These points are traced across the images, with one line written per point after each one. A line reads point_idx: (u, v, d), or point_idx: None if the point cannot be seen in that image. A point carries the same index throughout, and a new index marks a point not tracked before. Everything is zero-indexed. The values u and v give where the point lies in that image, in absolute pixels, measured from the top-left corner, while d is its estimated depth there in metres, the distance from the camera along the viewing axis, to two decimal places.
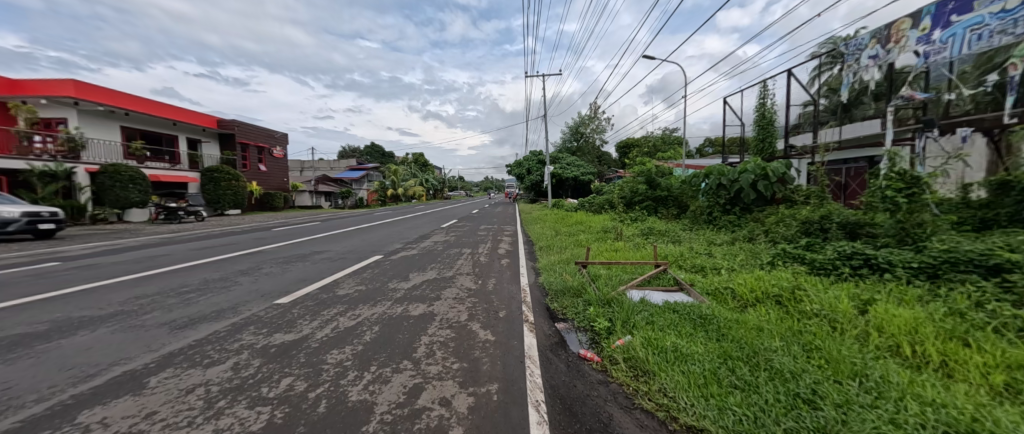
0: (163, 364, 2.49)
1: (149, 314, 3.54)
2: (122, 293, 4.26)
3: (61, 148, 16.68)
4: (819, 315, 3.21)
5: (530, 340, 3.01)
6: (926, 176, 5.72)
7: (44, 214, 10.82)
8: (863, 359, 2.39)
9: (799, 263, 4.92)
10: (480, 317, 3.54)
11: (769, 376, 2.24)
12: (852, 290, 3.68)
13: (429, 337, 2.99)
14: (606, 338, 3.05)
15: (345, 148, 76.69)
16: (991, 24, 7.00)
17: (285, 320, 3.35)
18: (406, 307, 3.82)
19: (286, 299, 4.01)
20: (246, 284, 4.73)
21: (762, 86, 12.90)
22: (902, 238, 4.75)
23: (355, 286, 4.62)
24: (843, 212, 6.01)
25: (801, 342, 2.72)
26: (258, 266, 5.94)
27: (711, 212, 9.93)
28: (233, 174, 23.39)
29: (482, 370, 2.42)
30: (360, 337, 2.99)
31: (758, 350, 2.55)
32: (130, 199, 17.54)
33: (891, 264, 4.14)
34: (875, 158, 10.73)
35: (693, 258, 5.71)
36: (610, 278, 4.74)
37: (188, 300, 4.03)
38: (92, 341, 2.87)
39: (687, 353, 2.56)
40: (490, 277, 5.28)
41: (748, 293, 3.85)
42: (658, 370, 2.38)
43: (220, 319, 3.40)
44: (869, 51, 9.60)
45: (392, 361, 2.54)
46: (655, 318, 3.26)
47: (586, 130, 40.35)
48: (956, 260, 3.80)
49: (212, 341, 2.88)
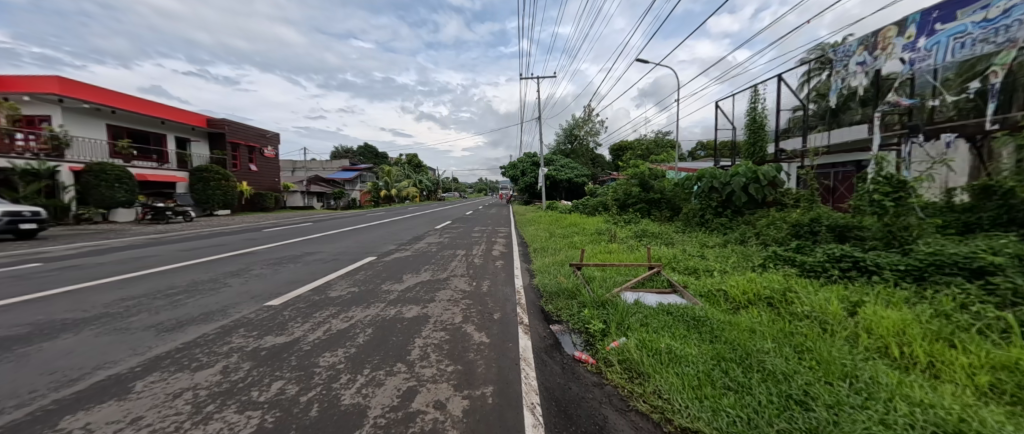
0: (150, 367, 2.43)
1: (136, 316, 3.46)
2: (108, 295, 4.16)
3: (45, 146, 16.27)
4: (810, 317, 3.24)
5: (526, 342, 2.99)
6: (913, 181, 5.82)
7: (25, 214, 10.54)
8: (853, 361, 2.44)
9: (790, 265, 4.96)
10: (474, 319, 3.51)
11: (761, 377, 2.27)
12: (842, 292, 3.73)
13: (423, 339, 2.96)
14: (600, 340, 3.04)
15: (338, 148, 76.12)
16: (975, 33, 7.31)
17: (276, 323, 3.29)
18: (400, 309, 3.78)
19: (278, 301, 3.95)
20: (235, 286, 4.63)
21: (753, 91, 13.17)
22: (889, 241, 4.80)
23: (348, 288, 4.56)
24: (832, 215, 6.05)
25: (793, 344, 2.76)
26: (250, 267, 5.87)
27: (703, 214, 10.06)
28: (222, 174, 23.01)
29: (477, 372, 2.41)
30: (353, 339, 2.95)
31: (752, 352, 2.58)
32: (116, 198, 17.14)
33: (879, 267, 4.22)
34: (864, 164, 10.96)
35: (686, 261, 5.74)
36: (604, 280, 4.74)
37: (176, 302, 3.95)
38: (73, 345, 2.77)
39: (681, 355, 2.56)
40: (486, 279, 5.29)
41: (740, 295, 3.88)
42: (652, 372, 2.37)
43: (210, 321, 3.33)
44: (858, 58, 10.08)
45: (386, 363, 2.51)
46: (649, 320, 3.26)
47: (581, 133, 40.83)
48: (942, 263, 3.89)
49: (201, 344, 2.81)
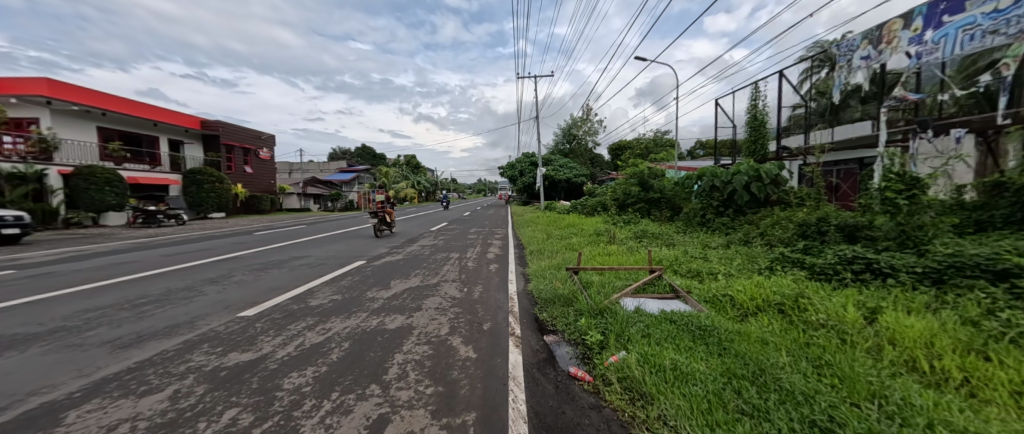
0: (90, 393, 2.16)
1: (94, 330, 3.19)
2: (71, 306, 3.88)
3: (32, 149, 15.96)
4: (826, 326, 2.95)
5: (516, 357, 2.73)
6: (927, 178, 5.61)
7: (7, 219, 10.26)
8: (879, 377, 2.19)
9: (799, 268, 4.70)
10: (462, 330, 3.25)
11: (779, 398, 2.02)
12: (857, 297, 3.47)
13: (404, 355, 2.70)
14: (599, 354, 2.77)
15: (336, 149, 75.80)
16: (984, 24, 6.95)
17: (246, 336, 3.03)
18: (382, 319, 3.51)
19: (253, 311, 3.68)
20: (211, 295, 4.34)
21: (753, 88, 12.95)
22: (902, 241, 4.54)
23: (331, 296, 4.29)
24: (842, 214, 5.76)
25: (810, 357, 2.50)
26: (232, 273, 5.61)
27: (704, 214, 9.83)
28: (217, 176, 22.76)
29: (460, 395, 2.14)
30: (327, 355, 2.69)
31: (766, 367, 2.33)
32: (107, 202, 16.83)
33: (894, 269, 3.97)
34: (867, 160, 10.81)
35: (688, 263, 5.49)
36: (603, 285, 4.47)
37: (143, 313, 3.68)
38: (15, 365, 2.51)
39: (688, 372, 2.31)
40: (477, 285, 5.00)
41: (748, 301, 3.61)
42: (656, 393, 2.11)
43: (173, 336, 3.06)
44: (861, 52, 9.72)
45: (358, 385, 2.25)
46: (651, 330, 3.00)
47: (579, 132, 40.62)
48: (962, 265, 3.65)
49: (157, 363, 2.55)
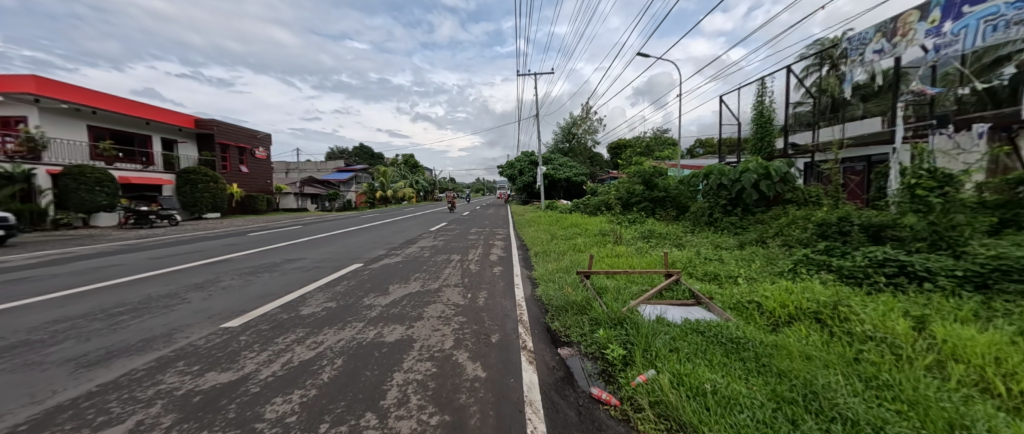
0: (38, 426, 1.83)
1: (58, 345, 2.86)
2: (40, 316, 3.55)
3: (21, 148, 15.54)
4: (873, 338, 2.66)
5: (530, 376, 2.43)
6: (960, 175, 5.36)
7: None
8: (953, 402, 1.89)
9: (825, 271, 4.43)
10: (468, 343, 2.95)
11: (843, 431, 1.72)
12: (899, 305, 3.18)
13: (404, 374, 2.39)
14: (623, 372, 2.47)
15: (333, 148, 75.28)
16: (1008, 14, 6.92)
17: (228, 352, 2.72)
18: (380, 330, 3.20)
19: (238, 322, 3.37)
20: (195, 303, 4.01)
21: (760, 85, 12.65)
22: (934, 242, 4.29)
23: (325, 304, 3.98)
24: (864, 213, 5.49)
25: (863, 376, 2.22)
26: (220, 278, 5.28)
27: (712, 213, 9.50)
28: (211, 176, 22.33)
29: (469, 426, 1.84)
30: (317, 375, 2.38)
31: (818, 390, 2.03)
32: (96, 202, 16.32)
33: (931, 273, 3.70)
34: (875, 158, 10.60)
35: (703, 265, 5.20)
36: (618, 292, 4.14)
37: (118, 324, 3.36)
38: None
39: (730, 396, 2.01)
40: (482, 290, 4.68)
41: (779, 308, 3.33)
42: (699, 423, 1.81)
43: (145, 352, 2.74)
44: (874, 46, 10.00)
45: (351, 413, 1.94)
46: (678, 343, 2.71)
47: (578, 131, 40.34)
48: (1009, 269, 3.37)
49: (123, 385, 2.23)
